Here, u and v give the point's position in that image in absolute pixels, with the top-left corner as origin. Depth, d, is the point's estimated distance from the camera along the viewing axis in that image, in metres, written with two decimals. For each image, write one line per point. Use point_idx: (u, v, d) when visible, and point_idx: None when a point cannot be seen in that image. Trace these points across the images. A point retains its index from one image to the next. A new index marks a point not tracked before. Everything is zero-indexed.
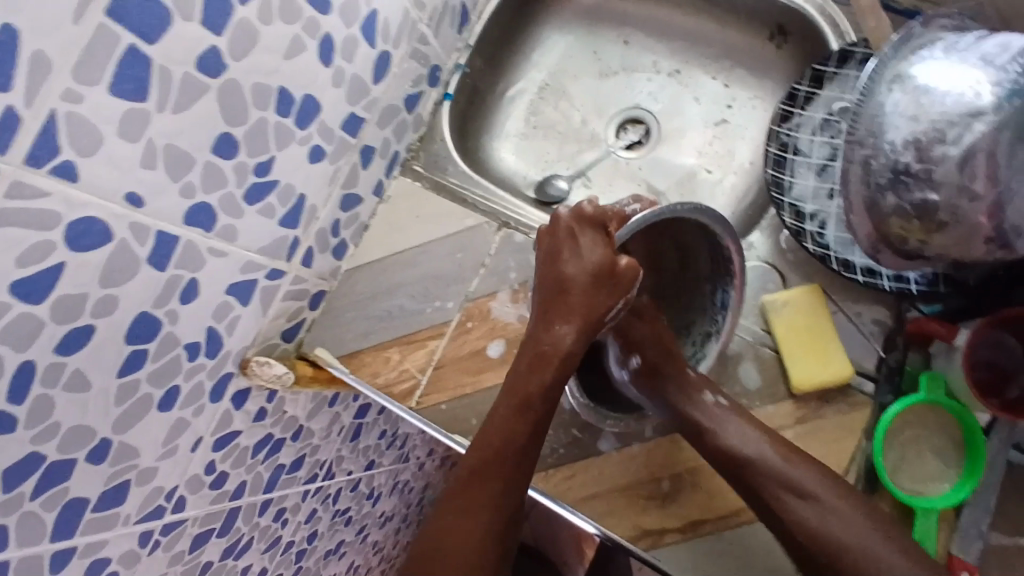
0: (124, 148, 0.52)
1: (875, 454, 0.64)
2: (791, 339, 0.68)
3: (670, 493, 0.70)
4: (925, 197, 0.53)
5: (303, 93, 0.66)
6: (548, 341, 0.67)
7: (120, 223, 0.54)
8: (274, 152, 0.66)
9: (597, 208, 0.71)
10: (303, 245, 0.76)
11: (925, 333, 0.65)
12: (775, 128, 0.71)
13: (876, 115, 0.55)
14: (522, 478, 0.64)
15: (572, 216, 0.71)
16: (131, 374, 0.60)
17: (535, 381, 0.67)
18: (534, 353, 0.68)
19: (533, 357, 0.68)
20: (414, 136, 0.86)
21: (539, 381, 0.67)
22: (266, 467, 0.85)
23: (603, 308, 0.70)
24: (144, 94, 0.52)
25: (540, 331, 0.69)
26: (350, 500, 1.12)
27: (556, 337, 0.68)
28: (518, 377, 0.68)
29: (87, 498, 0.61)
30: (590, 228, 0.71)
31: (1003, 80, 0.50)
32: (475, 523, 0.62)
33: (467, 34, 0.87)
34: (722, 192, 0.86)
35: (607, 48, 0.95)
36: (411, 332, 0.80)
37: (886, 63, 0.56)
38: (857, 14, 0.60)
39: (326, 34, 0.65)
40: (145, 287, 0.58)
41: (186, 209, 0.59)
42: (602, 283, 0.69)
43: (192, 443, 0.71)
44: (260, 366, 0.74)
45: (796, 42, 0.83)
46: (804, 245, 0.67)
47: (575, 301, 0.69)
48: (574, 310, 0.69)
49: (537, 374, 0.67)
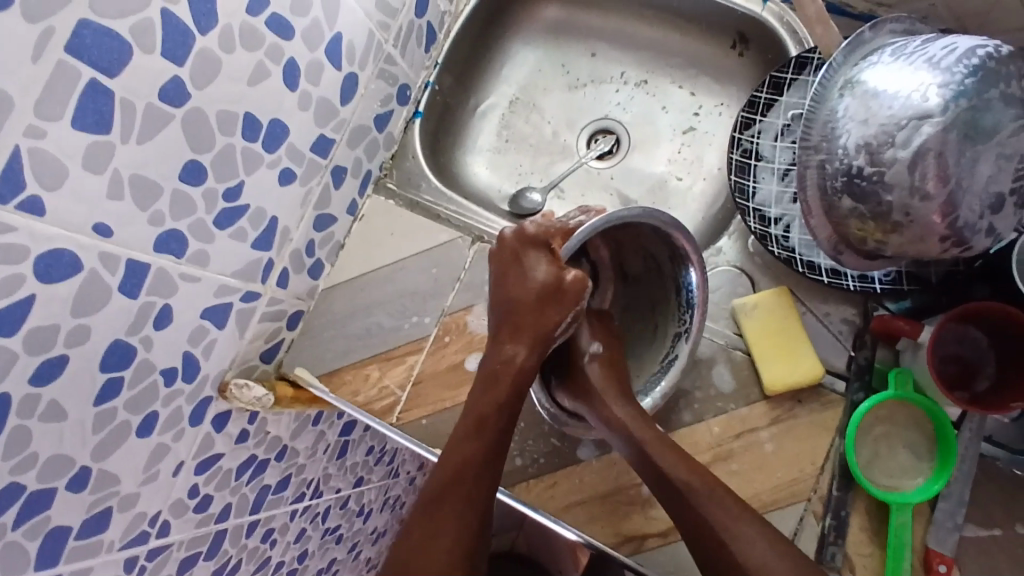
0: (89, 181, 0.52)
1: (848, 451, 0.64)
2: (762, 342, 0.69)
3: (650, 498, 0.70)
4: (880, 199, 0.54)
5: (270, 118, 0.67)
6: (499, 358, 0.70)
7: (89, 253, 0.54)
8: (243, 177, 0.67)
9: (538, 228, 0.74)
10: (278, 267, 0.77)
11: (890, 331, 0.66)
12: (738, 135, 0.73)
13: (829, 121, 0.57)
14: (481, 498, 0.64)
15: (517, 237, 0.74)
16: (107, 402, 0.61)
17: (490, 400, 0.68)
18: (488, 371, 0.70)
19: (485, 380, 0.70)
20: (386, 154, 0.87)
21: (494, 400, 0.68)
22: (251, 488, 0.85)
23: (552, 322, 0.72)
24: (107, 126, 0.52)
25: (494, 352, 0.71)
26: (340, 518, 1.12)
27: (509, 354, 0.70)
28: (475, 398, 0.69)
29: (69, 527, 0.61)
30: (534, 247, 0.74)
31: (949, 82, 0.51)
32: (437, 544, 0.61)
33: (435, 52, 0.88)
34: (692, 199, 0.88)
35: (575, 61, 0.97)
36: (390, 348, 0.81)
37: (838, 70, 0.58)
38: (809, 23, 0.61)
39: (291, 59, 0.66)
40: (116, 315, 0.58)
41: (155, 236, 0.60)
42: (546, 302, 0.72)
43: (173, 467, 0.71)
44: (239, 388, 0.75)
45: (757, 49, 0.84)
46: (769, 249, 0.69)
47: (524, 318, 0.71)
48: (527, 328, 0.72)
49: (490, 394, 0.69)
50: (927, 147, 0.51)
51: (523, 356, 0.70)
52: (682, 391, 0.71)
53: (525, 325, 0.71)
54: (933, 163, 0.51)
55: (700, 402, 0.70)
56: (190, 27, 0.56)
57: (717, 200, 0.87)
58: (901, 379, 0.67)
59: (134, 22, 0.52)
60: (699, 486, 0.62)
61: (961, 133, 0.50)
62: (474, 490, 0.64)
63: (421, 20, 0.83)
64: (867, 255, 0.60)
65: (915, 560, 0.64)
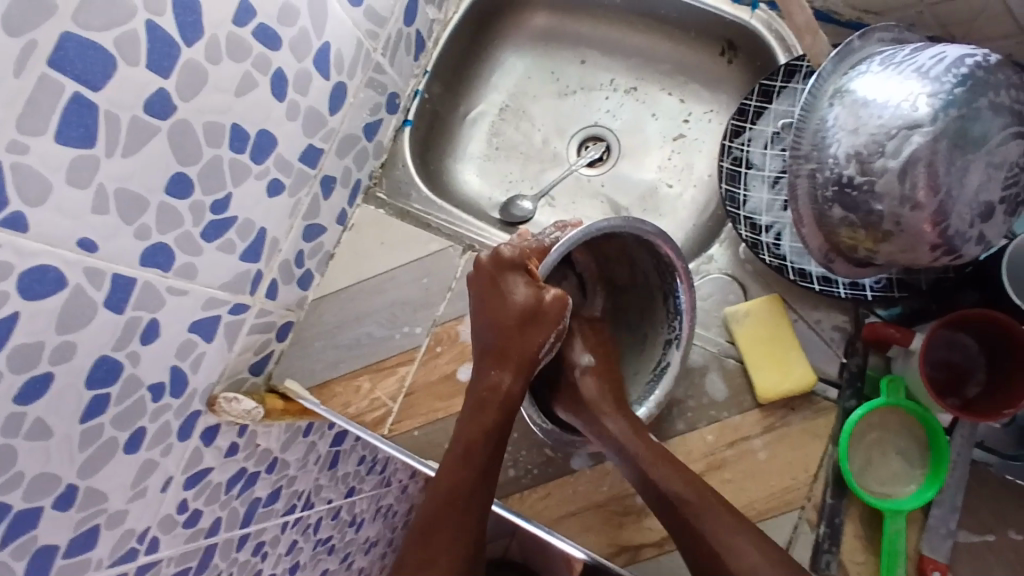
0: (74, 195, 0.52)
1: (842, 459, 0.64)
2: (754, 349, 0.69)
3: (644, 508, 0.70)
4: (870, 208, 0.54)
5: (258, 129, 0.66)
6: (485, 386, 0.69)
7: (74, 269, 0.53)
8: (230, 189, 0.66)
9: (513, 250, 0.72)
10: (267, 278, 0.76)
11: (880, 339, 0.66)
12: (728, 143, 0.73)
13: (819, 130, 0.57)
14: (475, 520, 0.66)
15: (494, 259, 0.72)
16: (93, 419, 0.60)
17: (482, 424, 0.68)
18: (476, 398, 0.69)
19: (476, 404, 0.69)
20: (376, 163, 0.87)
21: (481, 424, 0.68)
22: (241, 501, 0.84)
23: (535, 345, 0.70)
24: (92, 140, 0.51)
25: (482, 376, 0.70)
26: (332, 529, 1.11)
27: (495, 379, 0.69)
28: (465, 425, 0.68)
29: (57, 545, 0.60)
30: (510, 270, 0.71)
31: (938, 91, 0.51)
32: (435, 562, 0.63)
33: (424, 60, 0.87)
34: (682, 206, 0.88)
35: (565, 68, 0.96)
36: (381, 359, 0.80)
37: (827, 79, 0.59)
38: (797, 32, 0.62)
39: (279, 69, 0.65)
40: (102, 330, 0.58)
41: (142, 250, 0.59)
42: (530, 323, 0.70)
43: (162, 483, 0.70)
44: (228, 401, 0.74)
45: (746, 56, 0.84)
46: (761, 256, 0.69)
47: (508, 345, 0.70)
48: (512, 353, 0.70)
49: (483, 419, 0.68)
50: (918, 155, 0.51)
51: (509, 377, 0.69)
52: (674, 400, 0.71)
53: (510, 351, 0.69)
54: (923, 172, 0.51)
55: (693, 411, 0.70)
56: (176, 39, 0.55)
57: (708, 207, 0.87)
58: (893, 388, 0.66)
59: (119, 35, 0.51)
60: (692, 499, 0.61)
61: (951, 142, 0.50)
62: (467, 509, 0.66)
63: (409, 28, 0.82)
64: (857, 263, 0.61)
65: (909, 567, 0.64)
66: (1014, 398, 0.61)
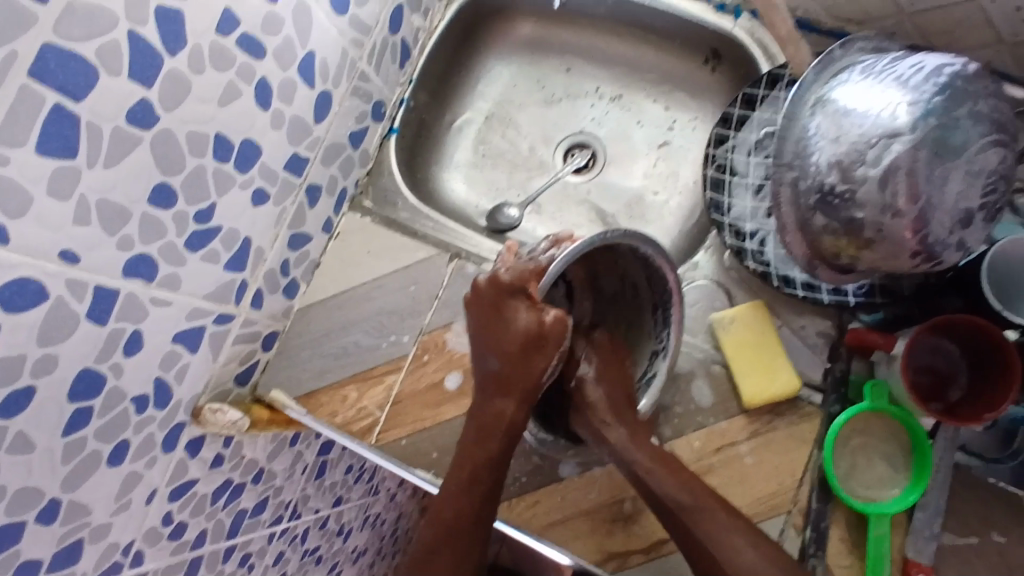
0: (55, 207, 0.51)
1: (827, 465, 0.65)
2: (739, 356, 0.70)
3: (632, 515, 0.70)
4: (852, 215, 0.55)
5: (242, 138, 0.66)
6: (489, 414, 0.69)
7: (56, 280, 0.53)
8: (214, 199, 0.65)
9: (512, 275, 0.68)
10: (252, 288, 0.75)
11: (865, 344, 0.66)
12: (713, 151, 0.74)
13: (801, 138, 0.58)
14: (481, 539, 0.68)
15: (489, 285, 0.69)
16: (76, 432, 0.59)
17: (486, 449, 0.68)
18: (477, 424, 0.70)
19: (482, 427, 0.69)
20: (362, 172, 0.86)
21: (484, 447, 0.68)
22: (227, 513, 0.83)
23: (539, 371, 0.69)
24: (73, 151, 0.51)
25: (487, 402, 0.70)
26: (319, 539, 1.10)
27: (498, 407, 0.69)
28: (468, 449, 0.69)
29: (39, 560, 0.59)
30: (510, 295, 0.68)
31: (918, 100, 0.52)
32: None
33: (410, 69, 0.87)
34: (668, 212, 0.89)
35: (550, 76, 0.97)
36: (367, 368, 0.80)
37: (809, 89, 0.59)
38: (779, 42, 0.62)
39: (262, 78, 0.65)
40: (85, 342, 0.57)
41: (124, 261, 0.58)
42: (534, 349, 0.69)
43: (146, 495, 0.70)
44: (213, 412, 0.73)
45: (730, 65, 0.85)
46: (745, 263, 0.70)
47: (510, 370, 0.69)
48: (515, 380, 0.70)
49: (487, 448, 0.69)
50: (898, 164, 0.52)
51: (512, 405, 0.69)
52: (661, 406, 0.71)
53: (513, 379, 0.69)
54: (903, 180, 0.52)
55: (680, 416, 0.71)
56: (158, 48, 0.55)
57: (693, 214, 0.88)
58: (877, 393, 0.67)
59: (100, 46, 0.51)
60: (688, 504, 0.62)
61: (931, 151, 0.51)
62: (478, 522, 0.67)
63: (394, 37, 0.82)
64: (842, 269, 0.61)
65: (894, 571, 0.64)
66: (1000, 399, 0.61)
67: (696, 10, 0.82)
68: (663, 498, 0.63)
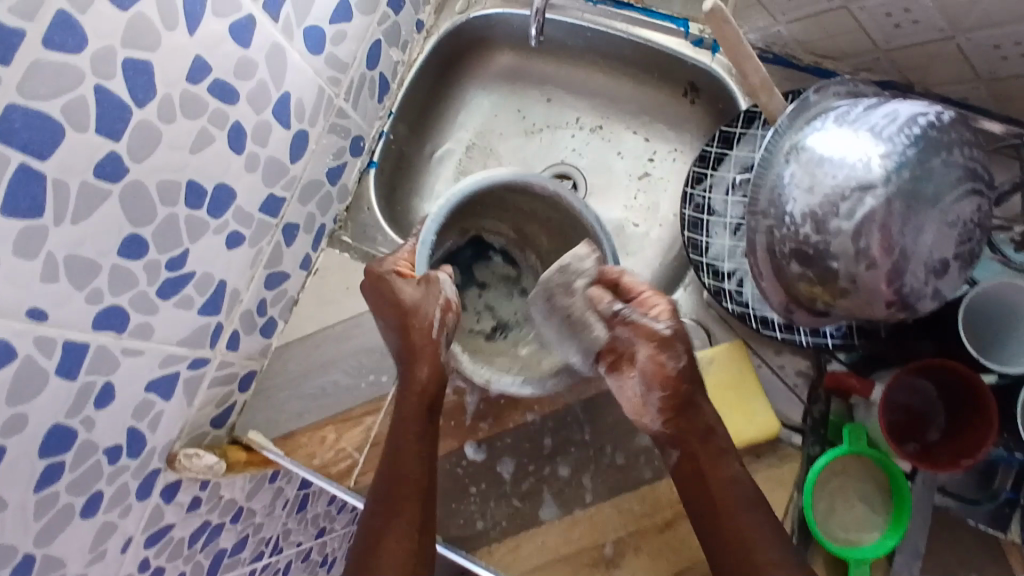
0: (20, 268, 0.50)
1: (806, 508, 0.64)
2: (718, 397, 0.70)
3: (613, 559, 0.69)
4: (827, 265, 0.55)
5: (215, 183, 0.65)
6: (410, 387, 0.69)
7: (23, 340, 0.52)
8: (187, 245, 0.64)
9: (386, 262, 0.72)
10: (227, 330, 0.74)
11: (841, 387, 0.66)
12: (691, 190, 0.73)
13: (776, 186, 0.57)
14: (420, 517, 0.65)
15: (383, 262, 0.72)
16: (48, 487, 0.58)
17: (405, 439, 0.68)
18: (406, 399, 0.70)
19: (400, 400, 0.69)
20: (341, 207, 0.85)
21: (405, 414, 0.69)
22: (205, 554, 0.82)
23: (429, 329, 0.70)
24: (39, 210, 0.50)
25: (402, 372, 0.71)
26: (302, 571, 1.09)
27: (416, 382, 0.69)
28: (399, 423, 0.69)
29: None
30: (389, 279, 0.71)
31: (891, 153, 0.52)
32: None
33: (389, 102, 0.87)
34: (649, 245, 0.88)
35: (532, 107, 0.95)
36: (346, 409, 0.79)
37: (783, 135, 0.59)
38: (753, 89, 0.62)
39: (236, 123, 0.64)
40: (55, 398, 0.56)
41: (95, 314, 0.58)
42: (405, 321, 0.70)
43: (121, 544, 0.69)
44: (188, 458, 0.72)
45: (710, 98, 0.85)
46: (724, 304, 0.69)
47: (413, 347, 0.70)
48: (422, 352, 0.70)
49: (400, 423, 0.69)
50: (874, 215, 0.52)
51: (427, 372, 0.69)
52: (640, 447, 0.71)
53: (418, 351, 0.69)
54: (877, 233, 0.52)
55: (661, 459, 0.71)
56: (127, 100, 0.53)
57: (672, 247, 0.87)
58: (856, 434, 0.66)
59: (66, 102, 0.49)
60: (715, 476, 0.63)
61: (906, 203, 0.51)
62: (413, 512, 0.65)
63: (372, 72, 0.81)
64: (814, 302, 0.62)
65: None
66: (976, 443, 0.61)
67: (674, 44, 0.82)
68: (707, 481, 0.63)
